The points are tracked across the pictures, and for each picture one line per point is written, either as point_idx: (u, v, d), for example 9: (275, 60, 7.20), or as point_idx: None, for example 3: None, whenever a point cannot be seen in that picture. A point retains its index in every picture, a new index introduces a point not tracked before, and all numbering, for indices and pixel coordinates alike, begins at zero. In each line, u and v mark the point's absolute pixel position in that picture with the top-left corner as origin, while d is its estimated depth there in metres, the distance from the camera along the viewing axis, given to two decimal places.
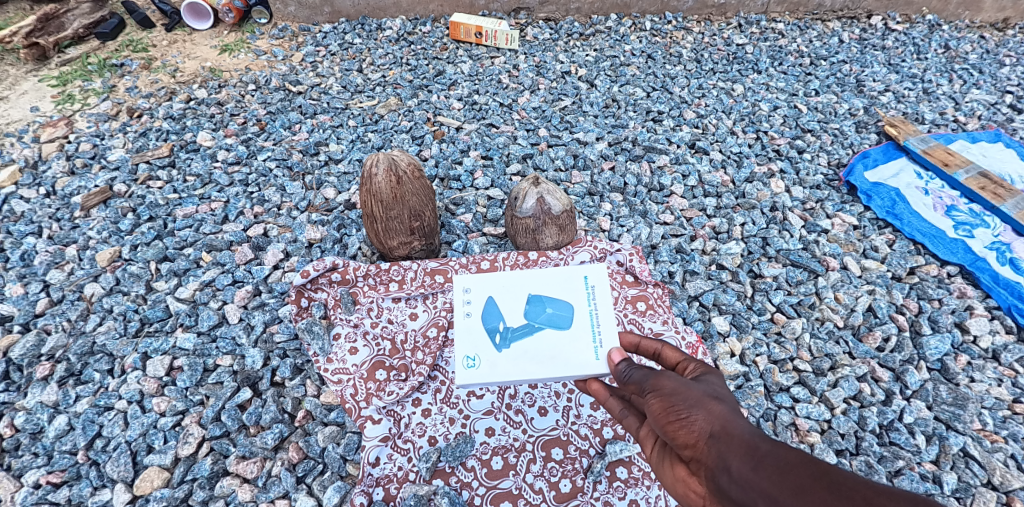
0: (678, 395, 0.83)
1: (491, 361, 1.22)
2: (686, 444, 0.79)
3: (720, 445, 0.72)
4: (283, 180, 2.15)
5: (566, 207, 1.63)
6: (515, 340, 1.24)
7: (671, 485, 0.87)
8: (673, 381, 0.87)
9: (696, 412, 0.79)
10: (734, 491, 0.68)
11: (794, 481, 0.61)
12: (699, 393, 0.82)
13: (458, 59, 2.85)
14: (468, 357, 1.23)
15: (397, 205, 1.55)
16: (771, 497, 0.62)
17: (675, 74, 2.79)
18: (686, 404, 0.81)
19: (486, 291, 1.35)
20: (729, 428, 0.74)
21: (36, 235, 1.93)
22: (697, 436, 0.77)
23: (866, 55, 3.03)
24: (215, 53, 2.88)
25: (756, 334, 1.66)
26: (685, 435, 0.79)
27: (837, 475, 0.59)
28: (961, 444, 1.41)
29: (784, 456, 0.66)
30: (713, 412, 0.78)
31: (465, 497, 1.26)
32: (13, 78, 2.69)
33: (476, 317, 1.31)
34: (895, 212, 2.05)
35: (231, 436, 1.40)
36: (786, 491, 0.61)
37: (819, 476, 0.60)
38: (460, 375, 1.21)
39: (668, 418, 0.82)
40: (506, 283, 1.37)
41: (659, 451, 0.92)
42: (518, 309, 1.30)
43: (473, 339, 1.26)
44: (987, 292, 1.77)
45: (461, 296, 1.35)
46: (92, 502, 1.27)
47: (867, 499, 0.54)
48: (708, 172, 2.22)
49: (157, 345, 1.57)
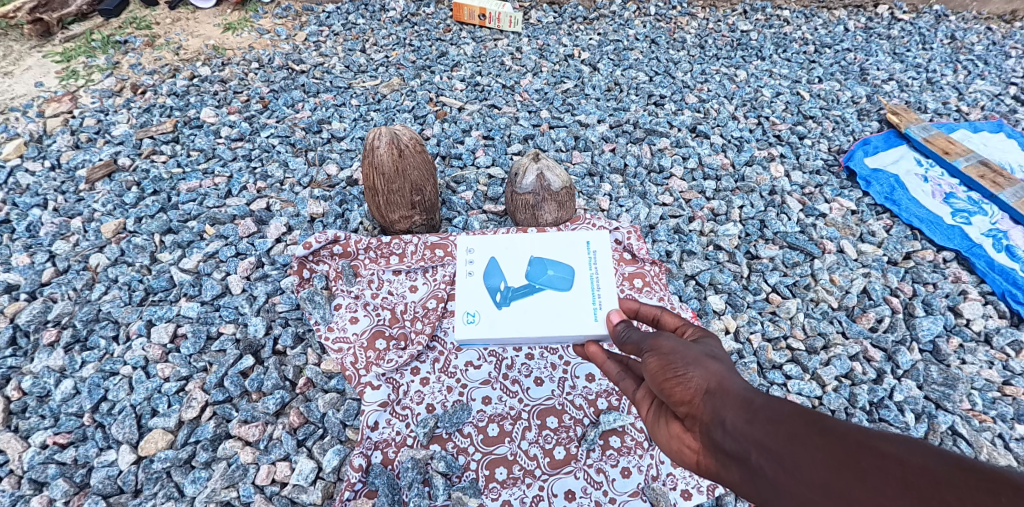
0: (676, 354, 0.85)
1: (491, 317, 1.24)
2: (681, 401, 0.81)
3: (715, 400, 0.74)
4: (285, 155, 2.17)
5: (565, 184, 1.66)
6: (515, 298, 1.27)
7: (665, 443, 0.89)
8: (671, 341, 0.88)
9: (693, 370, 0.80)
10: (727, 443, 0.71)
11: (789, 429, 0.64)
12: (696, 352, 0.84)
13: (461, 41, 2.85)
14: (469, 312, 1.25)
15: (398, 178, 1.57)
16: (764, 446, 0.65)
17: (678, 59, 2.79)
18: (684, 362, 0.83)
19: (489, 252, 1.38)
20: (726, 383, 0.75)
21: (41, 207, 1.95)
22: (692, 393, 0.79)
23: (871, 44, 3.02)
24: (219, 31, 2.89)
25: (751, 313, 1.69)
26: (681, 391, 0.81)
27: (830, 422, 0.62)
28: (950, 422, 1.43)
29: (778, 408, 0.68)
30: (710, 369, 0.79)
31: (461, 462, 1.29)
32: (17, 53, 2.70)
33: (478, 276, 1.33)
34: (893, 198, 2.06)
35: (234, 402, 1.43)
36: (780, 439, 0.63)
37: (812, 424, 0.63)
38: (460, 330, 1.24)
39: (665, 376, 0.84)
40: (509, 246, 1.40)
41: (654, 410, 0.94)
42: (520, 270, 1.33)
43: (474, 297, 1.29)
44: (982, 278, 1.79)
45: (464, 257, 1.38)
46: (98, 462, 1.31)
47: (860, 442, 0.57)
48: (709, 155, 2.24)
49: (161, 313, 1.60)
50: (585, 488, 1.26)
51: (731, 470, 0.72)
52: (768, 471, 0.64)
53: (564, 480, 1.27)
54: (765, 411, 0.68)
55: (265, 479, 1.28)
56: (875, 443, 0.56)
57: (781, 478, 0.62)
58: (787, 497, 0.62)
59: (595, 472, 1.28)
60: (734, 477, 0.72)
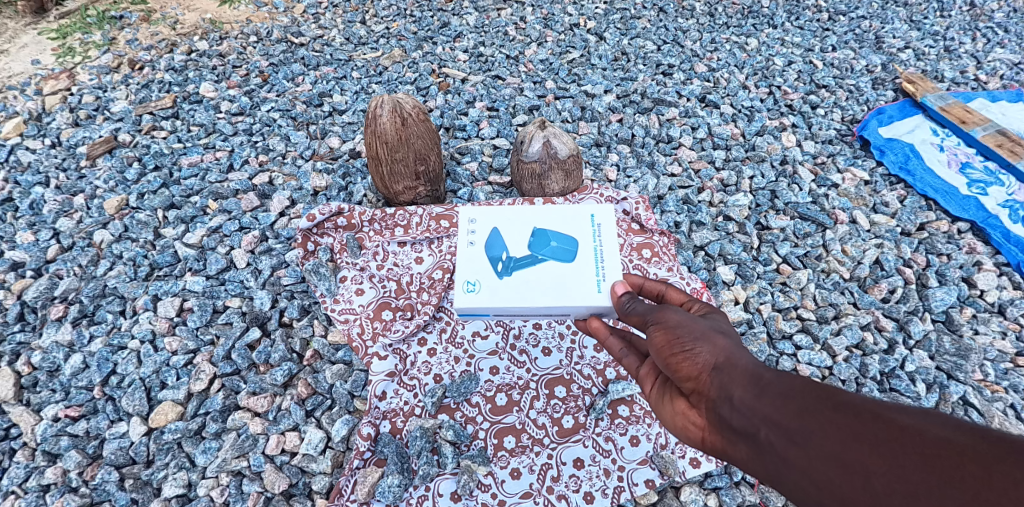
0: (683, 328, 0.82)
1: (492, 286, 1.23)
2: (687, 376, 0.78)
3: (722, 375, 0.72)
4: (287, 129, 2.13)
5: (572, 152, 1.62)
6: (516, 268, 1.25)
7: (669, 419, 0.87)
8: (678, 315, 0.86)
9: (702, 345, 0.78)
10: (734, 419, 0.69)
11: (802, 404, 0.61)
12: (704, 327, 0.81)
13: (464, 11, 2.77)
14: (469, 281, 1.24)
15: (402, 147, 1.54)
16: (775, 423, 0.63)
17: (687, 28, 2.71)
18: (690, 337, 0.80)
19: (492, 223, 1.36)
20: (733, 359, 0.73)
21: (43, 186, 1.93)
22: (699, 368, 0.76)
23: (887, 11, 2.91)
24: (215, 5, 2.83)
25: (761, 283, 1.66)
26: (688, 367, 0.78)
27: (843, 395, 0.60)
28: (961, 392, 1.41)
29: (789, 383, 0.65)
30: (718, 345, 0.77)
31: (469, 431, 1.29)
32: (12, 31, 2.64)
33: (479, 245, 1.32)
34: (908, 168, 2.01)
35: (242, 374, 1.43)
36: (793, 416, 0.61)
37: (825, 398, 0.61)
38: (460, 298, 1.22)
39: (671, 351, 0.81)
40: (512, 216, 1.38)
41: (658, 388, 0.92)
42: (523, 241, 1.31)
43: (475, 266, 1.27)
44: (998, 248, 1.75)
45: (466, 227, 1.36)
46: (110, 434, 1.31)
47: (878, 415, 0.55)
48: (718, 125, 2.18)
49: (167, 288, 1.59)
50: (594, 456, 1.25)
51: (737, 447, 0.70)
52: (779, 447, 0.62)
53: (573, 449, 1.27)
54: (775, 386, 0.66)
55: (275, 449, 1.29)
56: (891, 415, 0.54)
57: (793, 454, 0.60)
58: (796, 473, 0.60)
59: (604, 440, 1.28)
60: (740, 453, 0.70)
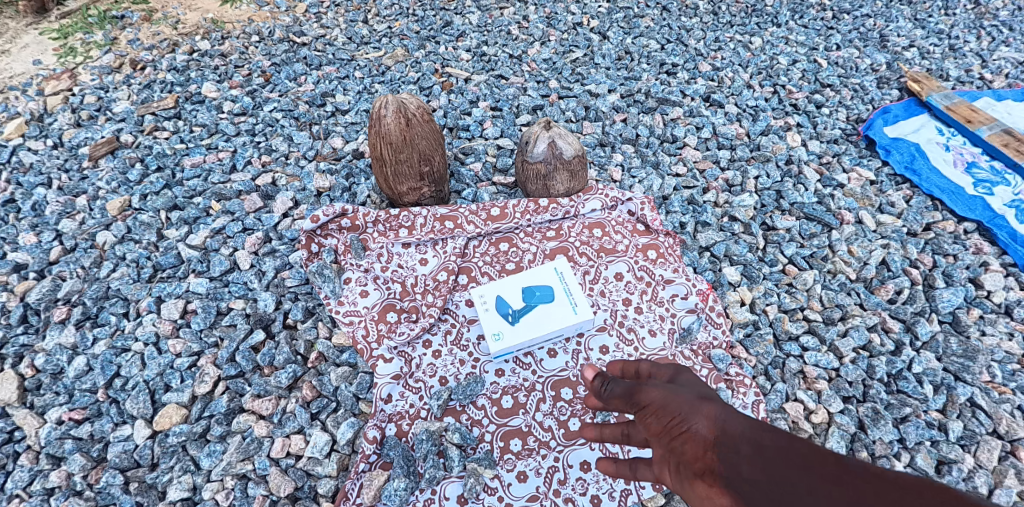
0: (672, 406, 0.74)
1: (512, 332, 1.35)
2: (688, 455, 0.66)
3: (725, 444, 0.61)
4: (290, 129, 2.13)
5: (577, 153, 1.62)
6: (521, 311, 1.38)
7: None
8: (664, 392, 0.78)
9: (695, 418, 0.68)
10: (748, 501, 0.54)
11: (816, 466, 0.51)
12: (694, 400, 0.73)
13: (466, 10, 2.76)
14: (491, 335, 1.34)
15: (406, 148, 1.54)
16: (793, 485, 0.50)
17: (691, 26, 2.69)
18: (682, 412, 0.71)
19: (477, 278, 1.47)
20: (731, 425, 0.63)
21: (46, 187, 1.92)
22: (698, 442, 0.65)
23: (891, 9, 2.89)
24: (217, 5, 2.82)
25: (767, 284, 1.66)
26: (687, 445, 0.66)
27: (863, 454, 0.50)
28: (969, 394, 1.40)
29: (797, 445, 0.55)
30: (712, 413, 0.68)
31: (475, 434, 1.29)
32: (13, 31, 2.63)
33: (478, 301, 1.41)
34: (913, 167, 2.00)
35: (246, 376, 1.43)
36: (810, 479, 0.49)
37: (842, 460, 0.50)
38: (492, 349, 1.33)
39: (664, 430, 0.71)
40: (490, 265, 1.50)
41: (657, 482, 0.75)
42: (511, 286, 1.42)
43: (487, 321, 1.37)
44: (1004, 249, 1.74)
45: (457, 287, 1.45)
46: (114, 437, 1.31)
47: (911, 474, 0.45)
48: (723, 124, 2.17)
49: (171, 290, 1.59)
50: (600, 459, 1.25)
51: None
52: None
53: (579, 451, 1.26)
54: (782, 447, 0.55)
55: (280, 452, 1.28)
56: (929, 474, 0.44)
57: None
58: None
59: (610, 443, 1.27)
60: None
